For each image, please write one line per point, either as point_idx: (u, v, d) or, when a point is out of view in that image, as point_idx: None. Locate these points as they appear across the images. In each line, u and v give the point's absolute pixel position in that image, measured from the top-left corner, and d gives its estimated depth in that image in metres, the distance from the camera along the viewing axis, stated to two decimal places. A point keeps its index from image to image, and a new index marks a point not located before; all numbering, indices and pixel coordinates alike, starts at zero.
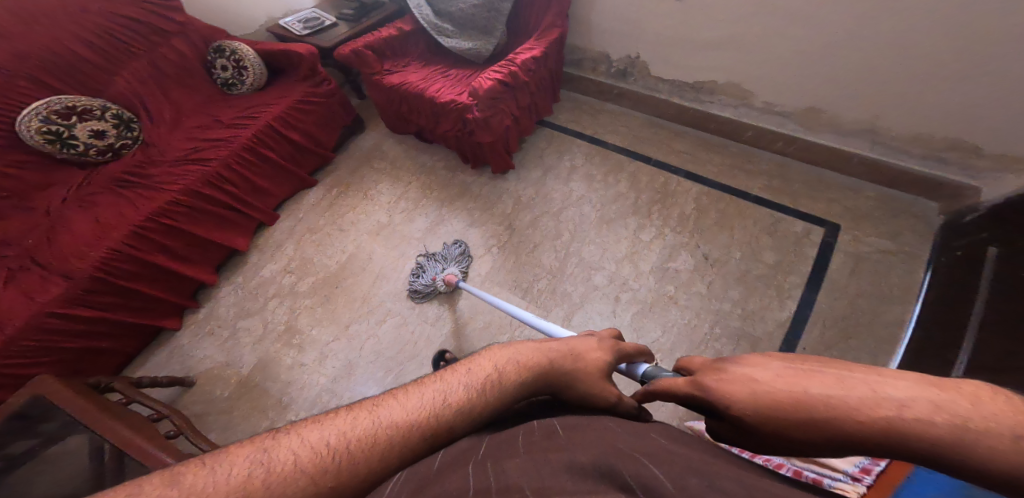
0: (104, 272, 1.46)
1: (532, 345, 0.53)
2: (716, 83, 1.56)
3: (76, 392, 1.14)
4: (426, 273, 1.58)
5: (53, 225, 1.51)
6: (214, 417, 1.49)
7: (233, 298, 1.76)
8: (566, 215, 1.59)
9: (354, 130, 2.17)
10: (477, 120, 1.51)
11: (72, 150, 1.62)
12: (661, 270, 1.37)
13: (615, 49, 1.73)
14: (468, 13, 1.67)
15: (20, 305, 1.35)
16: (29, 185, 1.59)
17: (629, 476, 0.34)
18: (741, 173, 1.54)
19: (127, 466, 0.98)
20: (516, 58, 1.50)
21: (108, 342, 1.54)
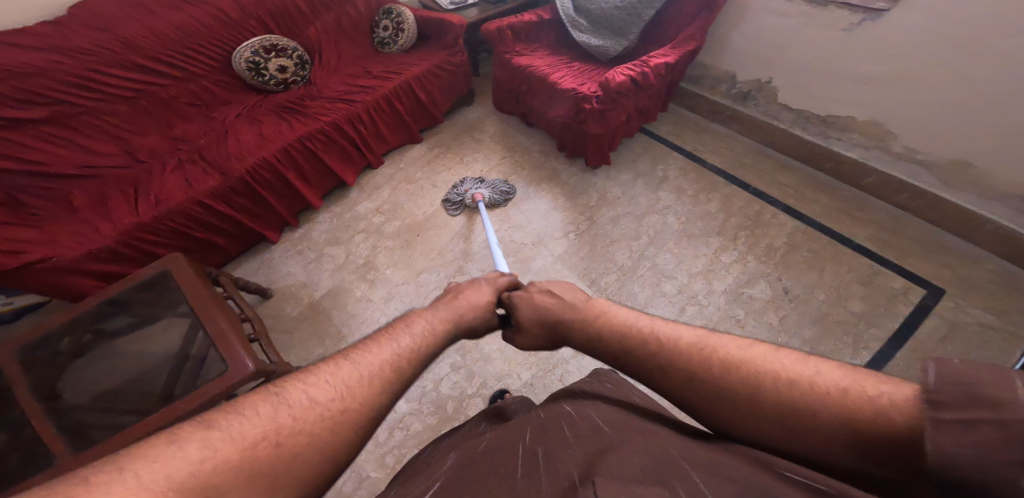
0: (249, 176, 1.76)
1: (451, 311, 0.61)
2: (853, 119, 1.54)
3: (191, 272, 1.30)
4: (464, 188, 1.88)
5: (223, 130, 1.88)
6: (276, 333, 1.66)
7: (327, 225, 1.98)
8: (649, 220, 1.62)
9: (465, 101, 2.35)
10: (595, 110, 1.62)
11: (260, 79, 1.99)
12: (734, 294, 1.36)
13: (745, 71, 1.77)
14: (609, 13, 1.79)
15: (180, 189, 1.67)
16: (215, 98, 1.96)
17: (675, 480, 0.36)
18: (841, 219, 1.51)
19: (212, 362, 1.14)
20: (651, 61, 1.61)
21: (225, 239, 1.82)
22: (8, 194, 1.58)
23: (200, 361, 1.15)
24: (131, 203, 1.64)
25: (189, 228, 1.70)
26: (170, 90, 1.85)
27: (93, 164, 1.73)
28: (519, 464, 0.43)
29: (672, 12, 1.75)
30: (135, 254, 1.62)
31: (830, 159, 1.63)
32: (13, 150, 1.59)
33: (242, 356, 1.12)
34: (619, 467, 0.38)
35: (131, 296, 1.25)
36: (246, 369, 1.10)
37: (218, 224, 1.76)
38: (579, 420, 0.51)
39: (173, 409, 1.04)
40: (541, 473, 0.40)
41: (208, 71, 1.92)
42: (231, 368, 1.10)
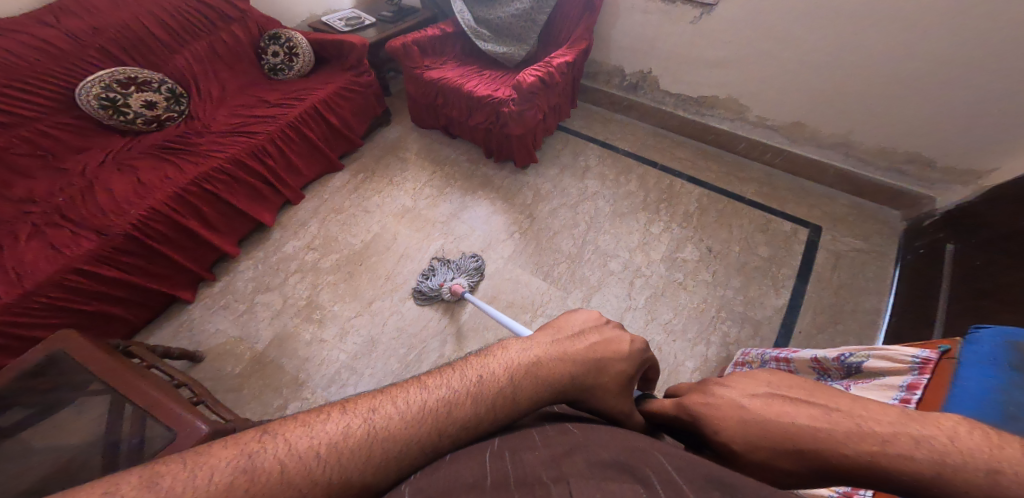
0: (138, 230, 1.54)
1: (554, 354, 0.53)
2: (717, 98, 1.83)
3: (96, 349, 1.13)
4: (435, 278, 1.62)
5: (88, 183, 1.61)
6: (222, 393, 1.49)
7: (251, 273, 1.81)
8: (582, 208, 1.76)
9: (382, 121, 2.29)
10: (513, 113, 1.71)
11: (122, 117, 1.74)
12: (670, 259, 1.55)
13: (629, 64, 1.99)
14: (506, 21, 1.89)
15: (46, 258, 1.40)
16: (64, 145, 1.67)
17: (651, 472, 0.40)
18: (733, 180, 1.79)
19: (150, 435, 0.97)
20: (552, 62, 1.73)
21: (119, 308, 1.58)
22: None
23: (137, 429, 0.98)
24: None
25: (67, 303, 1.43)
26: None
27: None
28: (489, 469, 0.42)
29: (562, 16, 1.89)
30: (3, 345, 1.33)
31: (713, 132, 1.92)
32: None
33: (191, 418, 0.99)
34: (585, 474, 0.40)
35: (20, 387, 1.06)
36: (198, 432, 0.97)
37: (108, 292, 1.52)
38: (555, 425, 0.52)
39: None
40: (513, 484, 0.40)
41: (46, 113, 1.63)
42: (181, 433, 0.96)
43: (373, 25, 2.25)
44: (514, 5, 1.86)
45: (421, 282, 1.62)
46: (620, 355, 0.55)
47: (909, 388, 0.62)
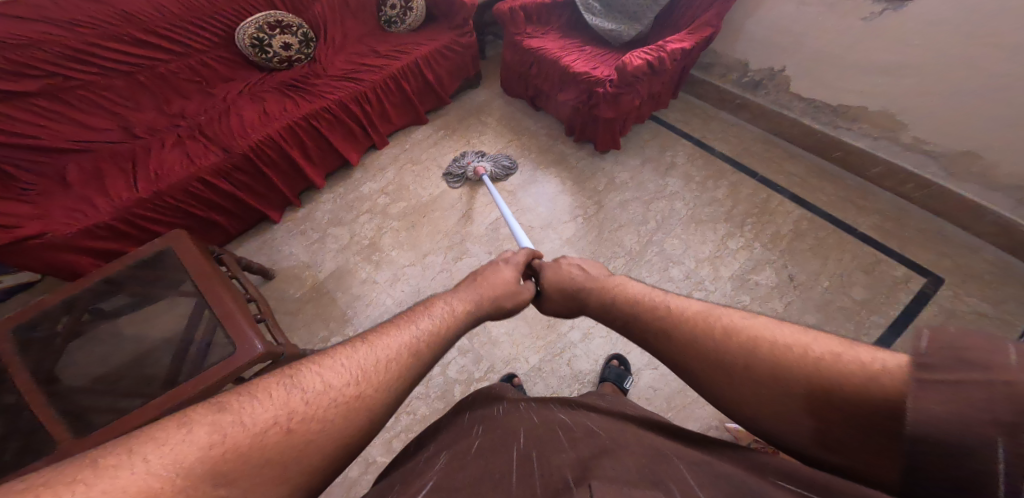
0: (253, 153, 1.74)
1: (469, 298, 0.69)
2: (865, 109, 1.54)
3: (194, 249, 1.30)
4: (465, 161, 1.89)
5: (225, 108, 1.84)
6: (281, 314, 1.66)
7: (330, 206, 1.97)
8: (656, 205, 1.64)
9: (472, 83, 2.31)
10: (607, 94, 1.62)
11: (263, 56, 1.93)
12: (740, 280, 1.39)
13: (759, 58, 1.77)
14: None
15: (182, 166, 1.64)
16: (217, 75, 1.91)
17: (672, 482, 0.41)
18: (844, 207, 1.54)
19: (215, 346, 1.12)
20: (666, 46, 1.59)
21: (224, 217, 1.81)
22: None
23: (210, 340, 1.14)
24: (128, 180, 1.62)
25: (181, 206, 1.66)
26: (169, 66, 1.80)
27: (87, 141, 1.71)
28: (517, 464, 0.49)
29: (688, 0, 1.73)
30: (133, 231, 1.61)
31: (839, 148, 1.66)
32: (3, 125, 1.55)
33: (250, 337, 1.12)
34: (614, 469, 0.43)
35: (131, 275, 1.25)
36: (253, 351, 1.10)
37: (216, 202, 1.74)
38: (575, 429, 0.58)
39: (182, 390, 1.03)
40: (536, 475, 0.45)
41: (209, 46, 1.85)
42: (239, 349, 1.09)
43: None
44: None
45: (452, 164, 1.90)
46: (508, 286, 0.77)
47: None
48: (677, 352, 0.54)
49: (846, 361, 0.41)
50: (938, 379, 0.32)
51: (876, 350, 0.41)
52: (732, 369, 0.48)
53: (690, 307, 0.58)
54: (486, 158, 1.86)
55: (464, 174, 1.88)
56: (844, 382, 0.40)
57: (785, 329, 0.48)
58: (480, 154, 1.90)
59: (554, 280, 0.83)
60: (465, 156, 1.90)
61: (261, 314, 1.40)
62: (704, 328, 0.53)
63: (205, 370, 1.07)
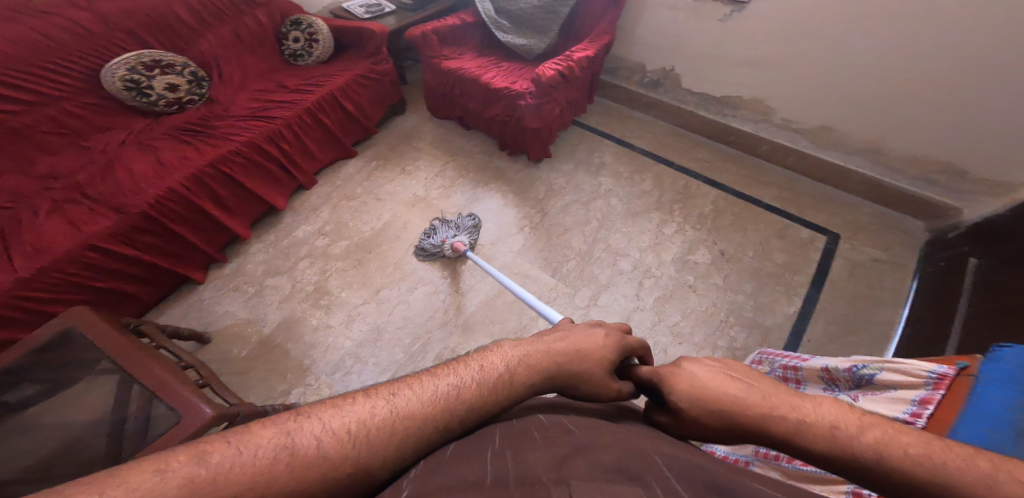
0: (154, 210, 1.57)
1: (541, 349, 0.59)
2: (740, 98, 1.79)
3: (103, 321, 1.18)
4: (437, 236, 1.71)
5: (108, 162, 1.64)
6: (227, 376, 1.52)
7: (264, 255, 1.85)
8: (595, 205, 1.74)
9: (397, 110, 2.29)
10: (529, 107, 1.70)
11: (145, 99, 1.77)
12: (681, 261, 1.53)
13: (652, 60, 1.95)
14: (528, 13, 1.87)
15: (66, 234, 1.45)
16: (89, 125, 1.71)
17: (651, 478, 0.42)
18: (750, 183, 1.75)
19: (155, 419, 1.00)
20: (573, 55, 1.70)
21: (134, 285, 1.62)
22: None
23: (144, 416, 1.01)
24: (1, 258, 1.39)
25: (76, 281, 1.46)
26: (25, 119, 1.58)
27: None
28: (490, 466, 0.44)
29: (586, 10, 1.86)
30: (22, 316, 1.38)
31: (729, 135, 1.88)
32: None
33: (196, 402, 1.02)
34: (584, 469, 0.41)
35: (36, 361, 1.10)
36: (203, 416, 1.00)
37: (119, 270, 1.55)
38: (546, 422, 0.56)
39: None
40: (509, 471, 0.43)
41: (72, 94, 1.66)
42: (187, 416, 0.99)
43: (393, 12, 2.24)
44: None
45: (423, 240, 1.71)
46: (597, 344, 0.63)
47: (920, 402, 0.61)
48: (759, 420, 0.46)
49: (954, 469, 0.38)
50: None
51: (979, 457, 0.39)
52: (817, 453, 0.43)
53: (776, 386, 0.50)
54: (459, 229, 1.69)
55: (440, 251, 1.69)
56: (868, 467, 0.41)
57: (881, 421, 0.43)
58: (450, 224, 1.72)
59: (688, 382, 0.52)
60: (435, 231, 1.71)
61: (204, 381, 1.27)
62: (797, 405, 0.46)
63: (145, 446, 0.95)
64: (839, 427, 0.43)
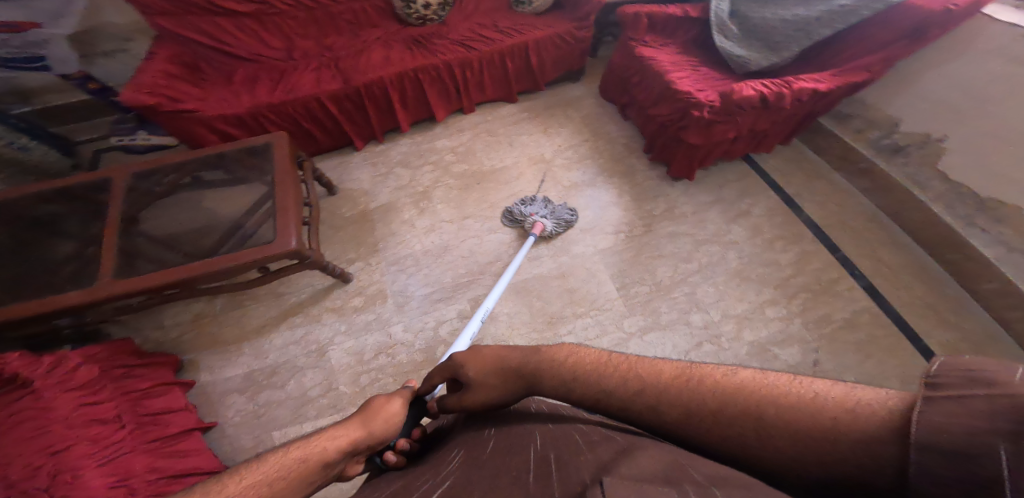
0: (366, 89, 1.90)
1: (352, 433, 0.70)
2: (1020, 211, 1.34)
3: (288, 148, 1.55)
4: (529, 208, 1.72)
5: (361, 50, 2.03)
6: (327, 227, 1.81)
7: (405, 148, 2.10)
8: (707, 248, 1.62)
9: (571, 77, 2.34)
10: (701, 119, 1.56)
11: (406, 10, 2.06)
12: (760, 348, 1.38)
13: (912, 120, 1.58)
14: (769, 25, 1.70)
15: (309, 84, 1.85)
16: (367, 19, 2.09)
17: (690, 484, 0.38)
18: (926, 315, 1.44)
19: (263, 229, 1.38)
20: (795, 83, 1.50)
21: (322, 134, 1.99)
22: (195, 60, 1.87)
23: (268, 223, 1.40)
24: (272, 87, 1.86)
25: (292, 116, 1.86)
26: (339, 8, 2.01)
27: (261, 55, 1.98)
28: (532, 465, 0.53)
29: (857, 35, 1.59)
30: (255, 126, 1.83)
31: (953, 251, 1.50)
32: (214, 32, 1.87)
33: (289, 233, 1.34)
34: (630, 468, 0.41)
35: (239, 158, 1.53)
36: (285, 246, 1.31)
37: (321, 120, 1.92)
38: (593, 435, 0.56)
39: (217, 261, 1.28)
40: (555, 482, 0.45)
41: None
42: (279, 240, 1.32)
43: None
44: (793, 9, 1.66)
45: (516, 205, 1.74)
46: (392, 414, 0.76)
47: None
48: (690, 417, 0.50)
49: (859, 405, 0.42)
50: (944, 393, 0.35)
51: (877, 390, 0.43)
52: (745, 424, 0.47)
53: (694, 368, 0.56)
54: (550, 215, 1.67)
55: (521, 221, 1.71)
56: (828, 434, 0.42)
57: (792, 381, 0.48)
58: (548, 205, 1.71)
59: (476, 363, 0.74)
60: (531, 204, 1.72)
61: (308, 219, 1.55)
62: (710, 384, 0.52)
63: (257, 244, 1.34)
64: (815, 400, 0.45)
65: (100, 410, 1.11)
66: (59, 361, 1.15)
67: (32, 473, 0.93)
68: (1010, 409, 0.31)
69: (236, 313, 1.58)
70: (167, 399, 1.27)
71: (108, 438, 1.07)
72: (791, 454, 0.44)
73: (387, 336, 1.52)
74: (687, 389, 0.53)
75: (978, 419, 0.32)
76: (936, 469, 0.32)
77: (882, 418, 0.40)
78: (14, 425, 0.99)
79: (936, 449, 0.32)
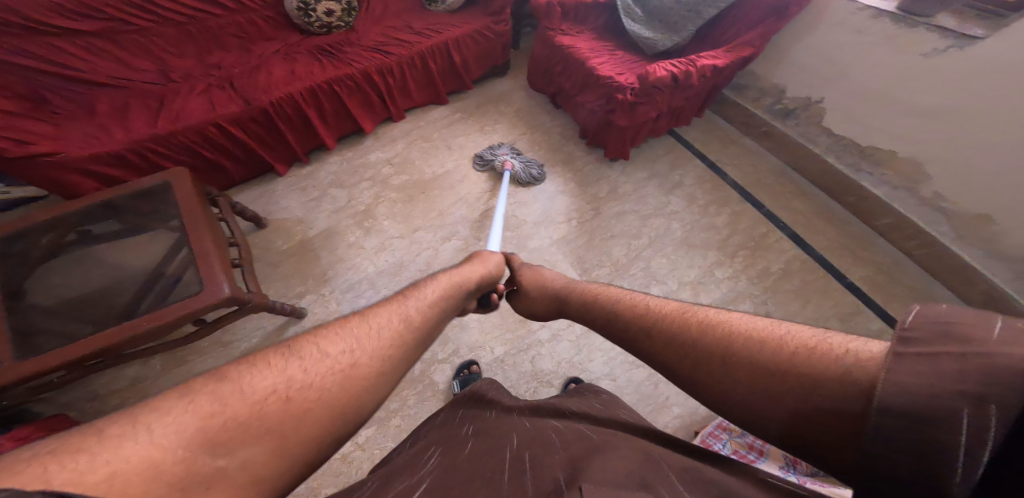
0: (273, 109, 1.76)
1: (435, 296, 0.64)
2: (891, 154, 1.57)
3: (192, 187, 1.39)
4: (499, 153, 1.90)
5: (256, 65, 1.86)
6: (265, 264, 1.68)
7: (335, 167, 1.99)
8: (653, 222, 1.71)
9: (498, 72, 2.33)
10: (625, 101, 1.64)
11: (306, 20, 1.93)
12: (717, 308, 1.50)
13: (796, 87, 1.78)
14: (666, 6, 1.79)
15: (202, 110, 1.67)
16: (260, 34, 1.94)
17: (661, 486, 0.44)
18: (843, 254, 1.63)
19: (184, 282, 1.24)
20: (698, 61, 1.60)
21: (232, 163, 1.83)
22: (38, 91, 1.60)
23: (186, 274, 1.26)
24: (151, 117, 1.65)
25: (189, 148, 1.67)
26: (219, 22, 1.83)
27: (124, 78, 1.73)
28: (507, 467, 0.52)
29: (735, 17, 1.73)
30: (140, 163, 1.62)
31: (851, 194, 1.70)
32: (55, 57, 1.60)
33: (219, 280, 1.22)
34: (603, 472, 0.45)
35: (131, 204, 1.35)
36: (217, 294, 1.20)
37: (227, 149, 1.76)
38: (568, 433, 0.60)
39: (136, 325, 1.13)
40: (528, 477, 0.48)
41: (259, 7, 1.88)
42: (207, 289, 1.19)
43: None
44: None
45: (485, 150, 1.91)
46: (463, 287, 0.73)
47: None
48: (678, 349, 0.55)
49: (830, 349, 0.45)
50: (914, 350, 0.37)
51: (848, 338, 0.45)
52: (717, 363, 0.51)
53: (695, 308, 0.59)
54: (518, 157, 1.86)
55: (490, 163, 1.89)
56: (786, 366, 0.46)
57: (772, 323, 0.52)
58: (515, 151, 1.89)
59: (530, 284, 0.91)
60: (501, 149, 1.90)
61: (238, 260, 1.42)
62: (702, 320, 0.56)
63: (174, 299, 1.20)
64: (790, 337, 0.48)
65: None
66: None
67: None
68: (976, 372, 0.34)
69: (178, 374, 1.42)
70: None
71: None
72: (744, 384, 0.48)
73: None
74: (682, 324, 0.57)
75: (935, 379, 0.35)
76: (887, 428, 0.36)
77: (859, 366, 0.41)
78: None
79: (896, 409, 0.35)
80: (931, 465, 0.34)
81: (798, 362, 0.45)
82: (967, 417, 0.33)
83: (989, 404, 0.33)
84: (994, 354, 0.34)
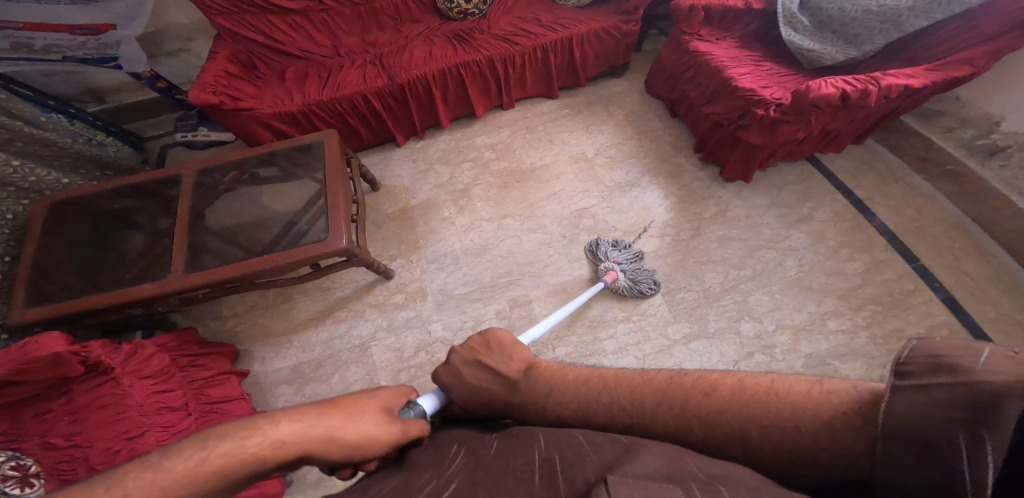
0: (410, 86, 1.92)
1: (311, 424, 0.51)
2: None
3: (336, 144, 1.58)
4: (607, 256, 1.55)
5: (403, 45, 2.05)
6: (371, 222, 1.86)
7: (445, 144, 2.11)
8: (761, 254, 1.53)
9: (616, 71, 2.26)
10: (767, 119, 1.48)
11: (447, 5, 2.05)
12: (821, 364, 1.30)
13: (1017, 119, 1.43)
14: (845, 16, 1.56)
15: (354, 82, 1.89)
16: (409, 16, 2.11)
17: (689, 481, 0.35)
18: (1016, 334, 1.30)
19: (314, 229, 1.42)
20: (884, 79, 1.36)
21: (367, 131, 2.04)
22: (251, 58, 1.97)
23: (320, 225, 1.43)
24: (320, 85, 1.91)
25: (336, 114, 1.91)
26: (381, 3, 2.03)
27: (310, 51, 2.04)
28: (533, 465, 0.48)
29: (958, 26, 1.40)
30: (307, 125, 1.91)
31: None
32: (263, 28, 1.94)
33: (340, 232, 1.38)
34: (637, 463, 0.38)
35: (288, 154, 1.59)
36: (336, 245, 1.35)
37: (366, 117, 1.96)
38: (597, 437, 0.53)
39: (275, 257, 1.33)
40: (561, 480, 0.42)
41: None
42: (329, 239, 1.36)
43: None
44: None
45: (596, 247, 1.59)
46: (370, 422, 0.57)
47: None
48: (662, 425, 0.49)
49: (826, 395, 0.41)
50: (909, 382, 0.33)
51: (838, 381, 0.43)
52: (714, 433, 0.45)
53: (656, 376, 0.54)
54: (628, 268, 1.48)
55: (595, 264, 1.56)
56: (799, 420, 0.41)
57: (759, 375, 0.48)
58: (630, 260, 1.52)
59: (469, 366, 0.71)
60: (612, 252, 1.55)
61: (355, 216, 1.59)
62: (670, 388, 0.51)
63: (307, 242, 1.38)
64: (797, 390, 0.43)
65: (169, 396, 1.19)
66: (133, 349, 1.22)
67: (110, 457, 1.01)
68: (967, 394, 0.30)
69: (285, 306, 1.65)
70: (225, 388, 1.35)
71: (177, 426, 1.14)
72: (766, 451, 0.41)
73: (426, 334, 1.54)
74: (651, 394, 0.51)
75: (933, 406, 0.31)
76: (894, 455, 0.31)
77: (867, 404, 0.38)
78: (97, 408, 1.06)
79: (901, 439, 0.31)
80: (944, 479, 0.30)
81: (809, 416, 0.40)
82: (963, 447, 0.29)
83: (983, 428, 0.29)
84: (983, 381, 0.30)
